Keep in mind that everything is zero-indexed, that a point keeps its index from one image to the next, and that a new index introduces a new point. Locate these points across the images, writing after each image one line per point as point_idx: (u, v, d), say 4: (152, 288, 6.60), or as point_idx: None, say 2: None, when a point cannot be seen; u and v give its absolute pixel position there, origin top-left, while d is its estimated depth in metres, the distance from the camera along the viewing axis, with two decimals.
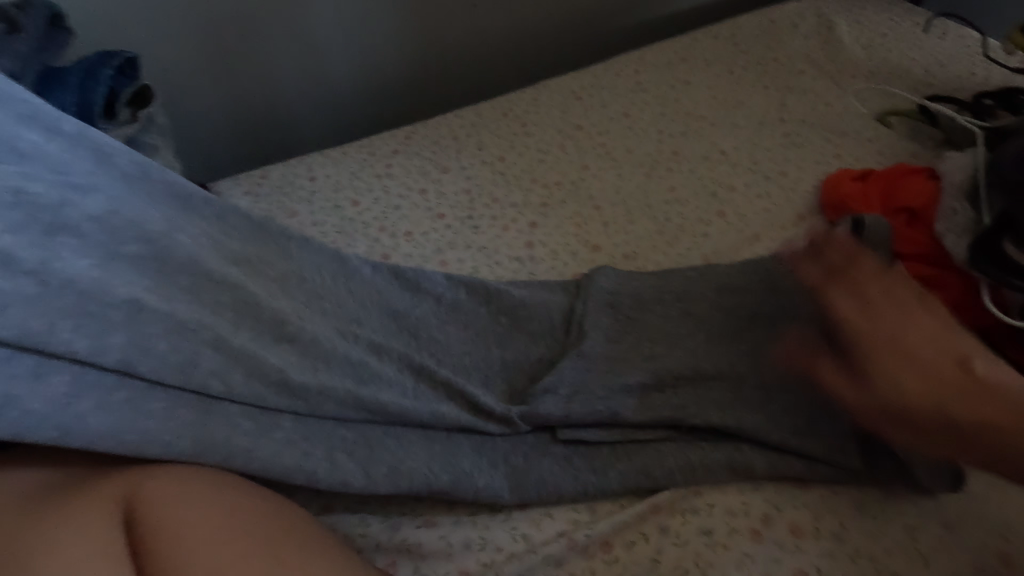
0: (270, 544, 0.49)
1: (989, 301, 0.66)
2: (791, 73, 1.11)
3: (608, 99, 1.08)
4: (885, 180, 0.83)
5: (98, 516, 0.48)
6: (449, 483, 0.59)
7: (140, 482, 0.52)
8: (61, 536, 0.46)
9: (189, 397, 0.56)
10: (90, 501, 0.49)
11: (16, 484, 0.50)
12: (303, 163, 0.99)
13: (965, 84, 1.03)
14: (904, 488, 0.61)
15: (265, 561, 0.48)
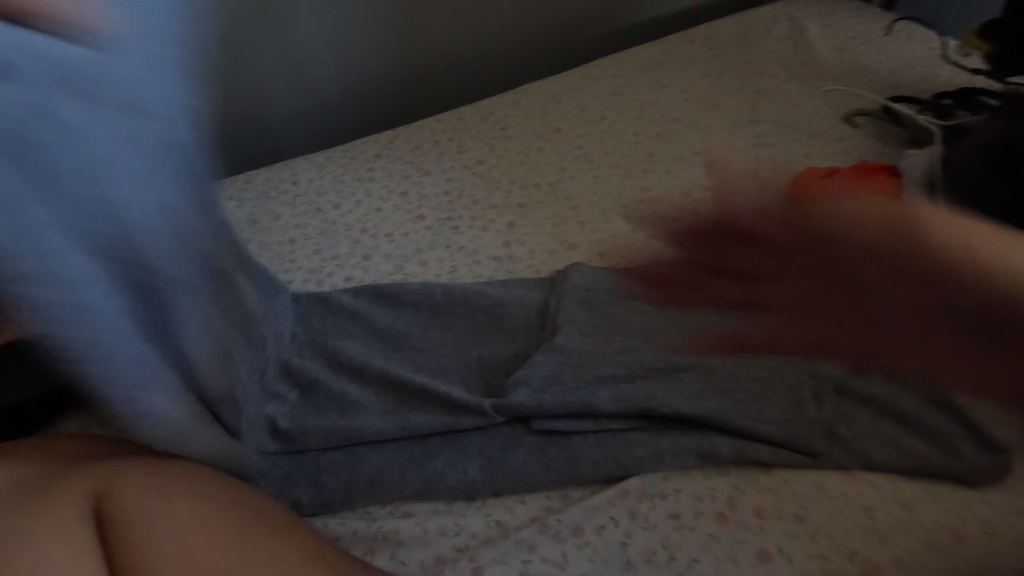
0: (235, 529, 0.52)
1: None
2: (763, 76, 1.14)
3: (586, 103, 1.11)
4: (849, 178, 0.85)
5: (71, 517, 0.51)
6: (420, 488, 0.63)
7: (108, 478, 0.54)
8: (38, 541, 0.49)
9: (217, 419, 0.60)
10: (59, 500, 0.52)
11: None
12: (287, 168, 1.01)
13: (929, 85, 1.06)
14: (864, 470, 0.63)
15: (233, 547, 0.51)
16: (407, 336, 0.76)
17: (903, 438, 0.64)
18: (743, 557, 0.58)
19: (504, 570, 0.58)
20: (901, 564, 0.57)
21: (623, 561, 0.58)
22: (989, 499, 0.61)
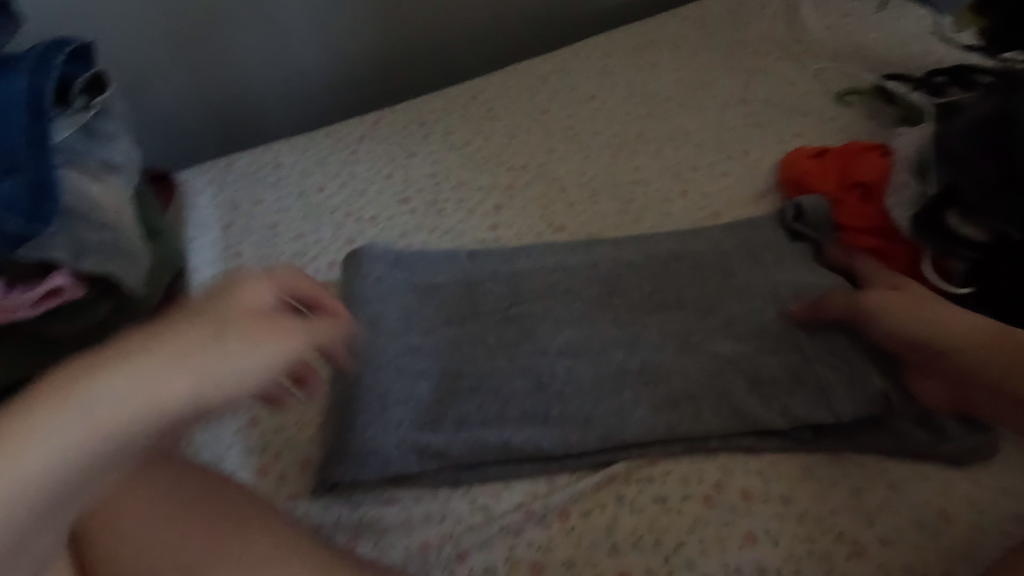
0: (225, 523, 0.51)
1: (931, 270, 0.70)
2: (756, 54, 1.12)
3: (576, 83, 1.08)
4: (840, 157, 0.84)
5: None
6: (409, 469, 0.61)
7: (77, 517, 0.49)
8: None
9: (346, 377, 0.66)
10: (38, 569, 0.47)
11: None
12: (269, 150, 0.99)
13: (922, 64, 1.05)
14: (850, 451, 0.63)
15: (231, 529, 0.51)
16: None
17: (897, 421, 0.63)
18: (729, 539, 0.58)
19: (489, 554, 0.58)
20: (887, 544, 0.57)
21: (610, 545, 0.58)
22: (977, 480, 0.61)
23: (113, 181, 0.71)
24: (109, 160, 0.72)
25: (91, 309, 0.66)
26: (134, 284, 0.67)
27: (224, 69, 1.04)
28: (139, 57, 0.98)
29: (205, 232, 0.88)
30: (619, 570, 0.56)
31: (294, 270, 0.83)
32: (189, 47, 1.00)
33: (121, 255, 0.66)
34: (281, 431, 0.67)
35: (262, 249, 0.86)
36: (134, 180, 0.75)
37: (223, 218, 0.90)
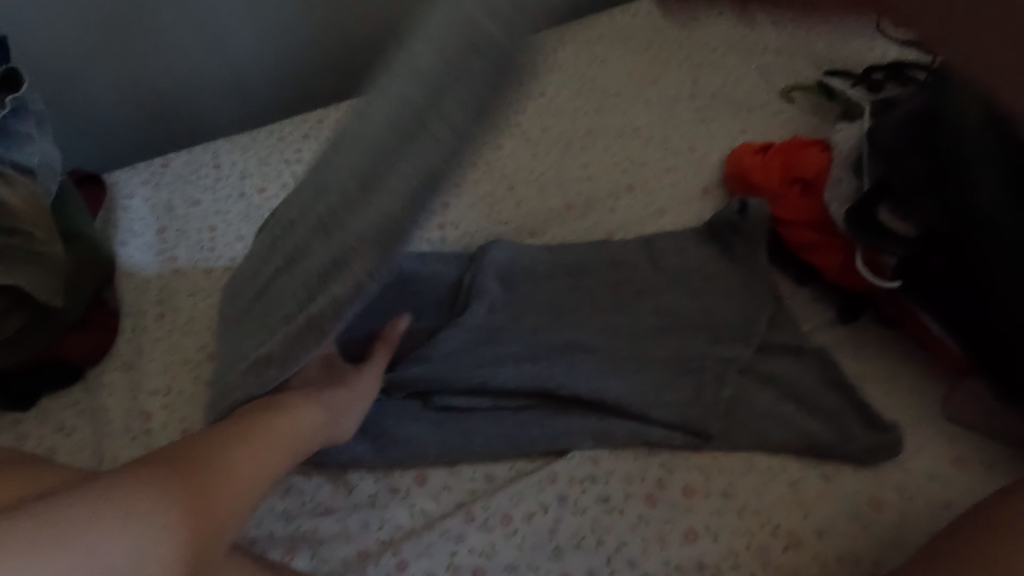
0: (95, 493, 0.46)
1: (863, 265, 0.72)
2: (704, 50, 1.13)
3: (526, 79, 1.07)
4: (784, 153, 0.84)
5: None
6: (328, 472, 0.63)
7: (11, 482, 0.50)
8: None
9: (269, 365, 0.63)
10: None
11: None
12: (207, 149, 0.95)
13: (864, 60, 1.07)
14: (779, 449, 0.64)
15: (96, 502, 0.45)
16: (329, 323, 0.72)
17: (803, 419, 0.65)
18: (670, 536, 0.58)
19: (429, 562, 0.57)
20: (821, 534, 0.58)
21: (552, 547, 0.58)
22: (907, 468, 0.62)
23: (28, 184, 0.67)
24: (23, 162, 0.68)
25: (6, 318, 0.64)
26: (49, 293, 0.64)
27: (158, 63, 1.00)
28: (64, 53, 0.94)
29: (136, 236, 0.83)
30: (561, 572, 0.56)
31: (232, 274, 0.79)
32: (121, 42, 0.96)
33: (30, 264, 0.63)
34: None
35: (197, 252, 0.82)
36: (54, 183, 0.71)
37: (157, 222, 0.86)
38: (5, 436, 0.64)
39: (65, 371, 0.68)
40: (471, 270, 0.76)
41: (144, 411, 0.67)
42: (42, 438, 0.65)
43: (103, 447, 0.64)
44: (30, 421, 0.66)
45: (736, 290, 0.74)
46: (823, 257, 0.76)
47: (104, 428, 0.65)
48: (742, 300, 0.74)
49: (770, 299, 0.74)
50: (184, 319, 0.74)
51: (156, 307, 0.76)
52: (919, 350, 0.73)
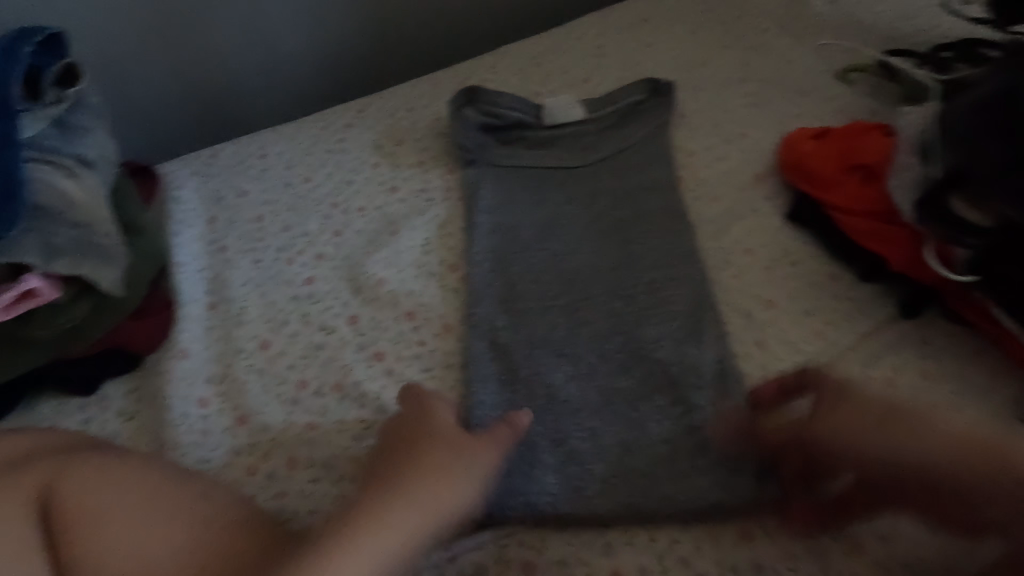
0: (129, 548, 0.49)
1: (932, 258, 0.67)
2: (754, 31, 1.08)
3: (568, 65, 1.05)
4: (842, 139, 0.81)
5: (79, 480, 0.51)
6: None
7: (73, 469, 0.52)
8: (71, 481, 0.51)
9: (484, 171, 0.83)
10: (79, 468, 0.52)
11: (96, 461, 0.53)
12: (253, 140, 0.96)
13: (928, 38, 1.01)
14: None
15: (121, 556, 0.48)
16: (379, 321, 0.74)
17: None
18: (724, 537, 0.58)
19: (480, 554, 0.58)
20: (885, 539, 0.56)
21: (603, 544, 0.58)
22: None
23: (90, 178, 0.68)
24: (83, 156, 0.70)
25: (69, 310, 0.64)
26: (111, 284, 0.65)
27: (202, 54, 1.02)
28: (112, 45, 0.96)
29: (188, 225, 0.85)
30: (613, 569, 0.56)
31: (281, 264, 0.80)
32: (166, 33, 0.98)
33: (95, 256, 0.64)
34: (269, 428, 0.66)
35: (246, 242, 0.83)
36: (110, 176, 0.73)
37: (206, 211, 0.87)
38: (71, 420, 0.67)
39: (125, 358, 0.70)
40: (504, 267, 0.77)
41: (200, 399, 0.68)
42: (105, 422, 0.68)
43: (162, 434, 0.66)
44: (93, 405, 0.68)
45: (779, 296, 0.75)
46: (888, 246, 0.72)
47: (162, 415, 0.67)
48: (789, 314, 0.73)
49: (813, 308, 0.73)
50: (235, 308, 0.76)
51: (209, 296, 0.78)
52: (991, 345, 0.68)
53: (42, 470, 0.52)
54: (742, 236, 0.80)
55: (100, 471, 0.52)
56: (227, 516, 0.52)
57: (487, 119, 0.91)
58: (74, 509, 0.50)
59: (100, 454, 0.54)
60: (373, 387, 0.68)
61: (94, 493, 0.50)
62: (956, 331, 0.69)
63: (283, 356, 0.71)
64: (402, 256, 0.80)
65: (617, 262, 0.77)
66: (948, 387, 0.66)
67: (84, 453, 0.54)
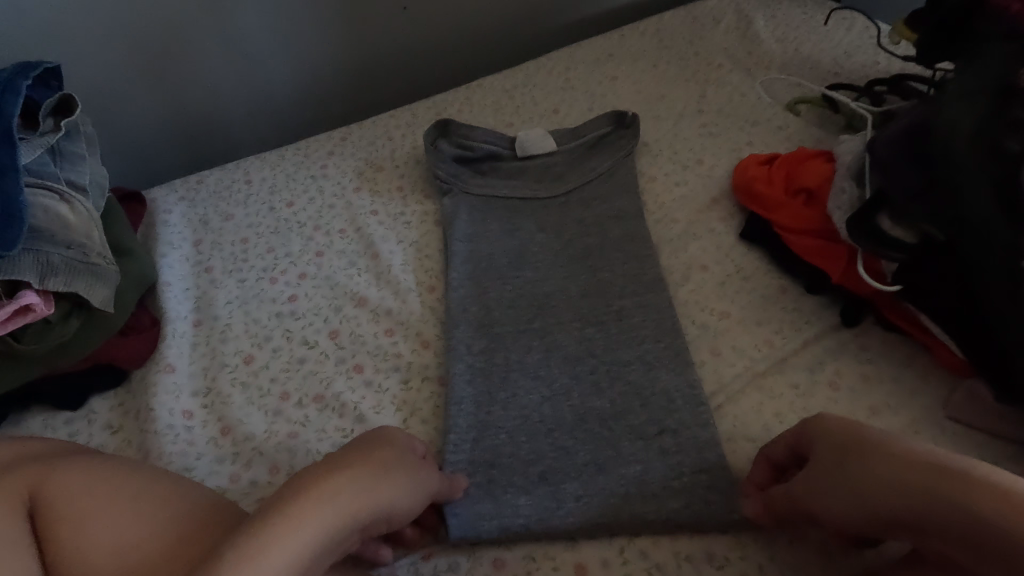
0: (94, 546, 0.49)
1: (864, 272, 0.74)
2: (711, 67, 1.17)
3: (539, 97, 1.13)
4: (788, 165, 0.88)
5: (60, 480, 0.53)
6: None
7: (55, 472, 0.54)
8: (53, 480, 0.53)
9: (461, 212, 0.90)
10: (61, 469, 0.54)
11: (79, 467, 0.54)
12: (239, 167, 1.01)
13: (866, 74, 1.11)
14: None
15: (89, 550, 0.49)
16: (358, 335, 0.78)
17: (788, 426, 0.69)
18: (681, 531, 0.62)
19: (453, 554, 0.62)
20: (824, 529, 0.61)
21: (568, 540, 0.62)
22: None
23: (82, 203, 0.72)
24: (76, 181, 0.74)
25: (60, 327, 0.66)
26: (102, 300, 0.68)
27: (190, 86, 1.07)
28: (103, 78, 1.01)
29: (175, 248, 0.89)
30: (577, 563, 0.60)
31: (264, 283, 0.84)
32: (155, 66, 1.03)
33: (88, 275, 0.67)
34: (251, 438, 0.69)
35: (231, 263, 0.87)
36: (101, 200, 0.77)
37: (193, 234, 0.91)
38: (58, 434, 0.70)
39: (112, 374, 0.73)
40: (478, 284, 0.82)
41: (185, 411, 0.71)
42: (92, 435, 0.70)
43: (146, 445, 0.68)
44: (79, 419, 0.71)
45: (733, 309, 0.80)
46: (827, 262, 0.78)
47: (148, 426, 0.70)
48: (741, 325, 0.79)
49: (764, 320, 0.79)
50: (220, 325, 0.79)
51: (194, 314, 0.81)
52: (923, 351, 0.74)
53: (26, 474, 0.54)
54: (699, 255, 0.87)
55: (80, 470, 0.54)
56: (198, 516, 0.53)
57: (461, 151, 0.97)
58: (55, 505, 0.51)
59: (84, 459, 0.56)
60: (352, 399, 0.72)
61: (75, 492, 0.52)
62: (891, 339, 0.76)
63: (266, 370, 0.75)
64: (382, 276, 0.84)
65: (582, 281, 0.82)
66: (885, 390, 0.71)
67: (63, 458, 0.56)
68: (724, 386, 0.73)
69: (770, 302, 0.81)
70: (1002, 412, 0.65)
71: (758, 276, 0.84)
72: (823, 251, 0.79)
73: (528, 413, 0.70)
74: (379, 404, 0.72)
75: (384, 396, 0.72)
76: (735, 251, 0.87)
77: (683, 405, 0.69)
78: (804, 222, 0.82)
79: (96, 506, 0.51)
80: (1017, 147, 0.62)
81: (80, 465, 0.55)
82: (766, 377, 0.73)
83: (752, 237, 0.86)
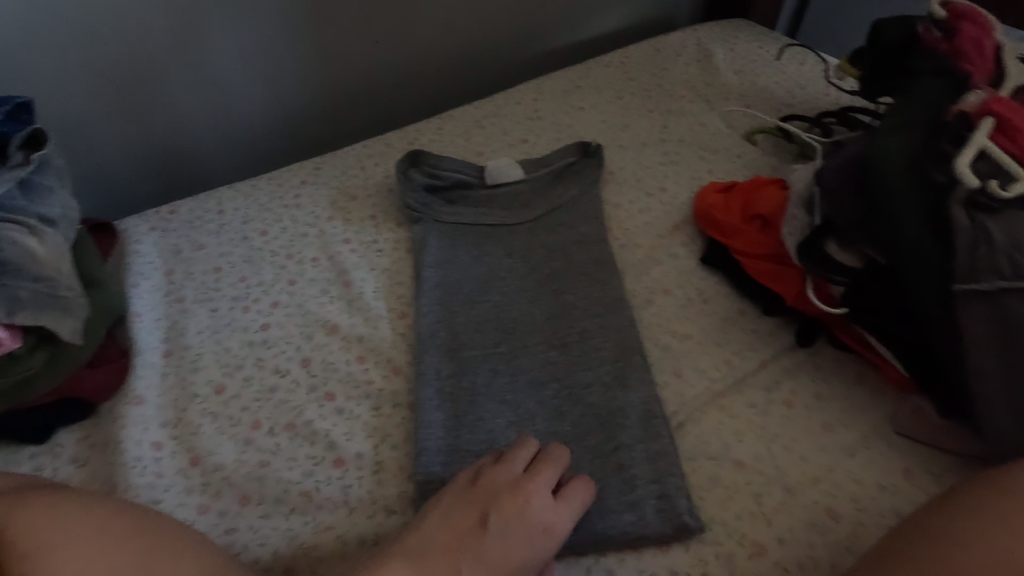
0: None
1: (814, 294, 0.78)
2: (673, 98, 1.23)
3: (508, 127, 1.17)
4: (744, 192, 0.93)
5: (28, 512, 0.53)
6: (325, 495, 0.67)
7: (24, 506, 0.54)
8: (23, 513, 0.53)
9: (431, 239, 0.93)
10: (32, 502, 0.54)
11: (50, 500, 0.54)
12: (212, 197, 1.02)
13: (816, 105, 1.17)
14: (732, 464, 0.70)
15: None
16: (332, 364, 0.79)
17: (746, 444, 0.71)
18: (645, 549, 0.64)
19: None
20: (782, 543, 0.63)
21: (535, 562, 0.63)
22: (860, 479, 0.68)
23: (53, 236, 0.73)
24: (46, 214, 0.74)
25: (27, 361, 0.67)
26: (71, 334, 0.68)
27: (164, 117, 1.09)
28: (76, 110, 1.01)
29: (146, 278, 0.89)
30: None
31: (236, 312, 0.85)
32: (129, 98, 1.04)
33: (58, 308, 0.68)
34: (221, 468, 0.69)
35: (203, 292, 0.88)
36: (73, 232, 0.77)
37: (164, 264, 0.92)
38: (21, 469, 0.69)
39: (77, 407, 0.73)
40: (449, 309, 0.84)
41: (153, 442, 0.71)
42: (57, 469, 0.70)
43: (112, 479, 0.68)
44: (45, 453, 0.70)
45: (694, 331, 0.83)
46: (781, 285, 0.82)
47: (115, 459, 0.69)
48: (701, 347, 0.82)
49: (724, 342, 0.82)
50: (191, 356, 0.80)
51: (164, 344, 0.82)
52: (872, 369, 0.78)
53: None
54: (661, 279, 0.90)
55: (51, 503, 0.54)
56: (174, 544, 0.54)
57: (431, 181, 0.99)
58: (22, 537, 0.51)
59: (53, 492, 0.56)
60: (323, 426, 0.73)
61: (42, 525, 0.52)
62: (842, 358, 0.80)
63: (237, 400, 0.75)
64: (353, 304, 0.86)
65: (548, 306, 0.85)
66: (838, 407, 0.75)
67: (32, 494, 0.55)
68: (685, 406, 0.75)
69: (729, 324, 0.84)
70: (950, 430, 0.69)
71: (718, 299, 0.87)
72: (778, 275, 0.83)
73: (495, 437, 0.72)
74: (350, 431, 0.73)
75: (355, 422, 0.73)
76: (698, 275, 0.90)
77: (648, 425, 0.71)
78: (759, 247, 0.86)
79: (64, 538, 0.51)
80: (944, 179, 0.69)
81: (52, 498, 0.55)
82: (724, 397, 0.76)
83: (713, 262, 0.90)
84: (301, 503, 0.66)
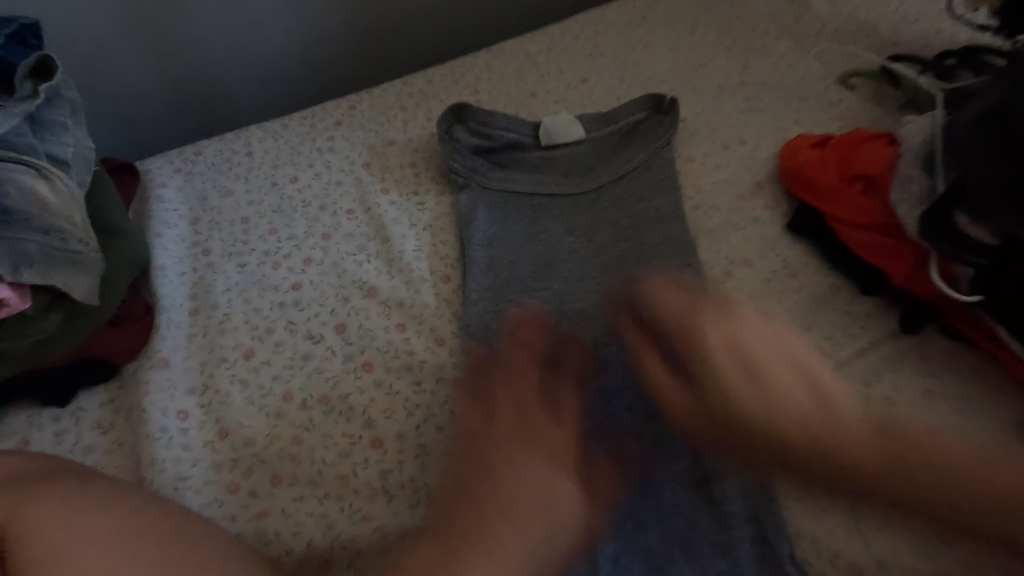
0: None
1: (937, 275, 0.65)
2: (755, 33, 1.06)
3: (564, 65, 1.03)
4: (842, 147, 0.79)
5: (36, 507, 0.47)
6: (364, 480, 0.61)
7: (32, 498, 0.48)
8: (32, 508, 0.47)
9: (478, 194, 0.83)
10: (41, 494, 0.48)
11: (61, 493, 0.49)
12: (240, 137, 0.93)
13: (930, 43, 0.99)
14: None
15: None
16: (371, 332, 0.71)
17: None
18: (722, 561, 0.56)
19: None
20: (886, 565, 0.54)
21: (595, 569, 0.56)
22: None
23: (64, 180, 0.66)
24: (58, 154, 0.67)
25: (40, 321, 0.61)
26: (85, 293, 0.62)
27: (187, 45, 0.99)
28: (93, 36, 0.93)
29: (170, 227, 0.82)
30: None
31: (266, 269, 0.77)
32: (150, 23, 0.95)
33: (67, 264, 0.61)
34: (252, 443, 0.63)
35: (231, 245, 0.80)
36: (88, 174, 0.70)
37: (189, 212, 0.84)
38: (42, 434, 0.64)
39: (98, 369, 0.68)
40: (499, 275, 0.75)
41: (180, 411, 0.66)
42: (80, 435, 0.65)
43: (137, 451, 0.63)
44: (67, 417, 0.66)
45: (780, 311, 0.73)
46: (889, 261, 0.70)
47: (140, 428, 0.64)
48: None
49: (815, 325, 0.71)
50: (218, 316, 0.73)
51: (190, 302, 0.75)
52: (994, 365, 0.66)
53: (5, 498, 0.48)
54: (741, 247, 0.79)
55: (60, 497, 0.48)
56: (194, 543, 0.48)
57: (479, 141, 0.88)
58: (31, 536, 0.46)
59: (66, 481, 0.50)
60: (361, 400, 0.66)
61: (51, 524, 0.46)
62: (958, 350, 0.68)
63: (268, 366, 0.69)
64: (393, 264, 0.77)
65: (611, 276, 0.75)
66: (950, 408, 0.64)
67: (44, 483, 0.50)
68: None
69: (821, 304, 0.73)
70: None
71: (809, 273, 0.76)
72: (887, 251, 0.71)
73: None
74: (390, 408, 0.66)
75: (396, 397, 0.66)
76: (784, 245, 0.78)
77: None
78: (864, 215, 0.73)
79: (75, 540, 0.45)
80: None
81: (66, 491, 0.49)
82: None
83: (804, 230, 0.78)
84: (337, 488, 0.61)
